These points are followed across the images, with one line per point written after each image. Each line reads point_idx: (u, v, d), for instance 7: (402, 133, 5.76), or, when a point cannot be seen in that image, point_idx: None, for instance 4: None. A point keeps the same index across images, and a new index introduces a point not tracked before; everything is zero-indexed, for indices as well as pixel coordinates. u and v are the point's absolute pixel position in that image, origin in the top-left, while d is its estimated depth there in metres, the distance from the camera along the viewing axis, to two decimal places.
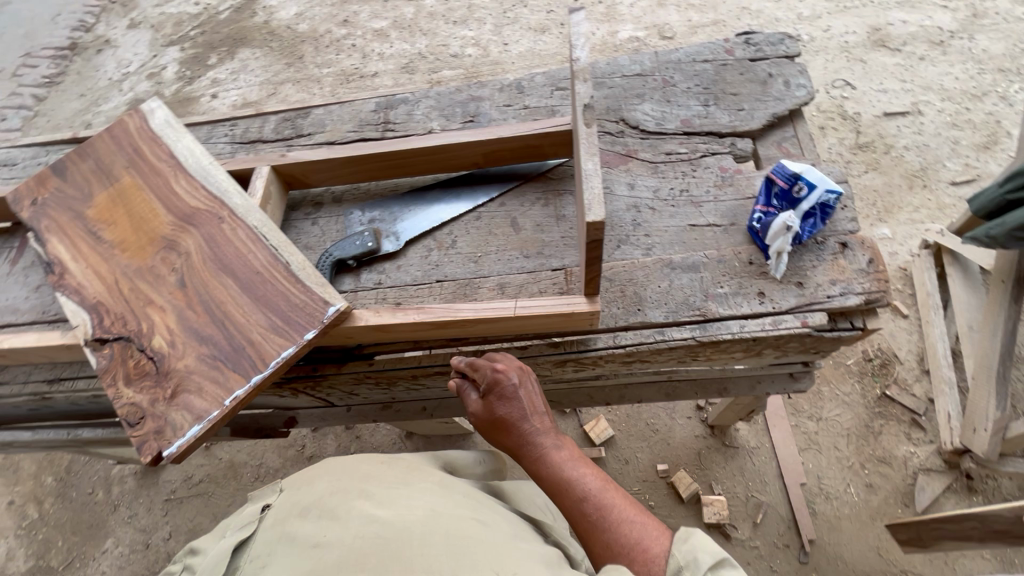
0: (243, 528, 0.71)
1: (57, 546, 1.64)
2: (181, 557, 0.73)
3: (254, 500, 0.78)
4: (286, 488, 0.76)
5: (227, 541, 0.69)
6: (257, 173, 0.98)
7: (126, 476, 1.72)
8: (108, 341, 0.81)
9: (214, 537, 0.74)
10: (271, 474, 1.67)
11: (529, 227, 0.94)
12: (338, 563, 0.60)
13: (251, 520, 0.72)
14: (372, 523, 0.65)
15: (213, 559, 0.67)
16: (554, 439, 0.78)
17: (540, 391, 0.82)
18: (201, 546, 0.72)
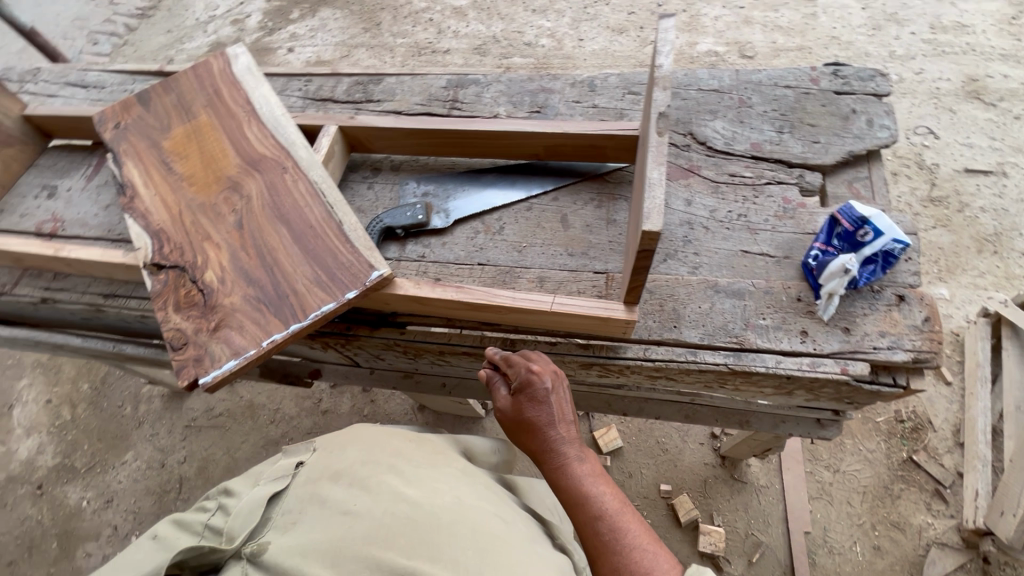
0: (277, 479, 0.75)
1: (83, 449, 1.75)
2: (214, 495, 0.77)
3: (286, 454, 0.82)
4: (321, 448, 0.81)
5: (261, 490, 0.73)
6: (323, 131, 1.00)
7: (154, 396, 1.82)
8: (164, 267, 0.85)
9: (247, 482, 0.78)
10: (286, 420, 1.74)
11: (577, 226, 0.94)
12: (368, 538, 0.64)
13: (285, 473, 0.77)
14: (401, 499, 0.68)
15: (248, 505, 0.72)
16: (578, 450, 0.79)
17: (571, 399, 0.82)
18: (235, 489, 0.76)
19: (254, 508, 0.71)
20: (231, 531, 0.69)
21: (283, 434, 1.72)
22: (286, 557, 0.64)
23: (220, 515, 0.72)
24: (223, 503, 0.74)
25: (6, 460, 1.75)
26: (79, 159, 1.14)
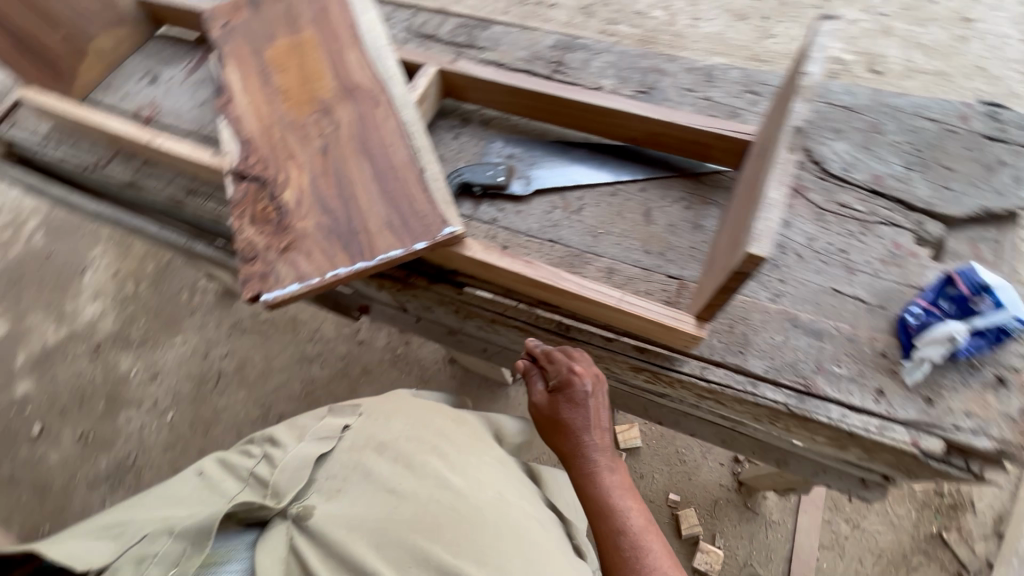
0: (321, 441, 0.85)
1: (139, 324, 1.87)
2: (261, 443, 0.89)
3: (330, 411, 0.92)
4: (365, 414, 0.90)
5: (307, 450, 0.84)
6: (422, 71, 0.97)
7: (209, 291, 1.91)
8: (247, 178, 0.86)
9: (292, 435, 0.89)
10: (323, 341, 1.80)
11: (660, 224, 0.89)
12: (413, 523, 0.74)
13: (329, 433, 0.87)
14: (448, 491, 0.77)
15: (295, 462, 0.82)
16: (609, 460, 0.82)
17: (608, 404, 0.83)
18: (281, 441, 0.88)
19: (300, 469, 0.82)
20: (276, 486, 0.80)
21: (318, 354, 1.78)
22: (332, 527, 0.76)
23: (266, 466, 0.84)
24: (269, 452, 0.86)
25: (72, 317, 1.89)
26: (183, 50, 1.15)
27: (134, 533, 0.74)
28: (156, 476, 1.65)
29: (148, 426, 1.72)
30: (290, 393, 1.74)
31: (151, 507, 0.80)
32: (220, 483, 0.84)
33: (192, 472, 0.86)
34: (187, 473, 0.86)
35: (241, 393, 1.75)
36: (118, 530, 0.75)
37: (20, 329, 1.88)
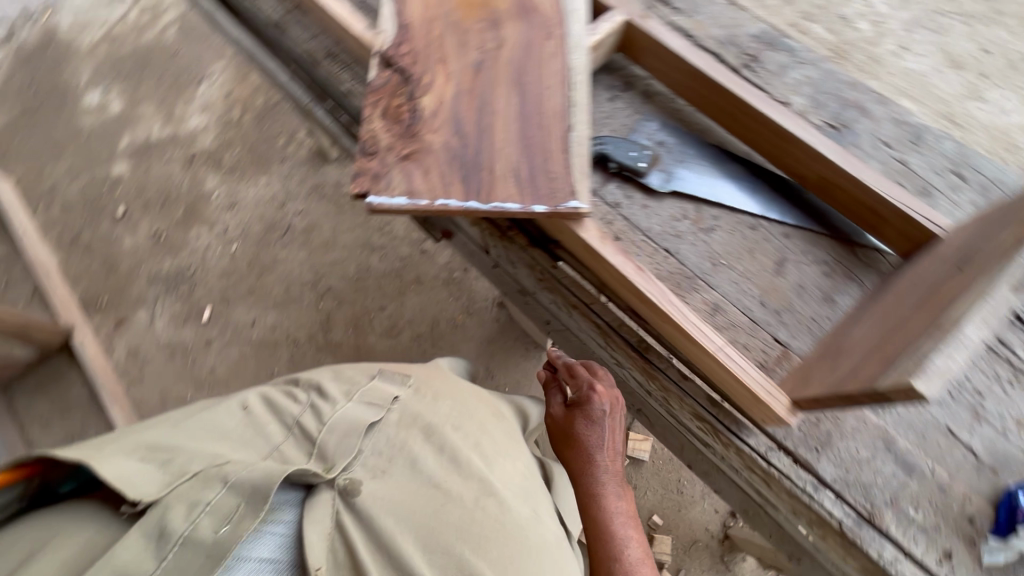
0: (372, 408, 0.78)
1: (233, 151, 1.92)
2: (308, 386, 0.82)
3: (380, 373, 0.84)
4: (417, 389, 0.82)
5: (356, 413, 0.77)
6: (608, 16, 0.86)
7: (304, 145, 1.92)
8: (392, 67, 0.80)
9: (342, 388, 0.81)
10: (390, 236, 1.80)
11: (789, 280, 0.80)
12: (462, 534, 0.68)
13: (379, 400, 0.80)
14: (493, 501, 0.71)
15: (345, 426, 0.75)
16: (616, 486, 0.84)
17: (621, 431, 0.87)
18: (330, 393, 0.80)
19: (350, 434, 0.75)
20: (325, 449, 0.73)
21: (382, 246, 1.80)
22: (376, 510, 0.70)
23: (313, 417, 0.77)
24: (315, 402, 0.79)
25: (178, 121, 1.95)
26: None
27: (185, 465, 0.67)
28: (206, 295, 1.75)
29: (213, 249, 1.80)
30: (345, 272, 1.77)
31: (196, 436, 0.72)
32: (263, 424, 0.77)
33: (235, 403, 0.79)
34: (230, 404, 0.79)
35: (302, 253, 1.80)
36: (168, 456, 0.68)
37: (132, 114, 1.97)
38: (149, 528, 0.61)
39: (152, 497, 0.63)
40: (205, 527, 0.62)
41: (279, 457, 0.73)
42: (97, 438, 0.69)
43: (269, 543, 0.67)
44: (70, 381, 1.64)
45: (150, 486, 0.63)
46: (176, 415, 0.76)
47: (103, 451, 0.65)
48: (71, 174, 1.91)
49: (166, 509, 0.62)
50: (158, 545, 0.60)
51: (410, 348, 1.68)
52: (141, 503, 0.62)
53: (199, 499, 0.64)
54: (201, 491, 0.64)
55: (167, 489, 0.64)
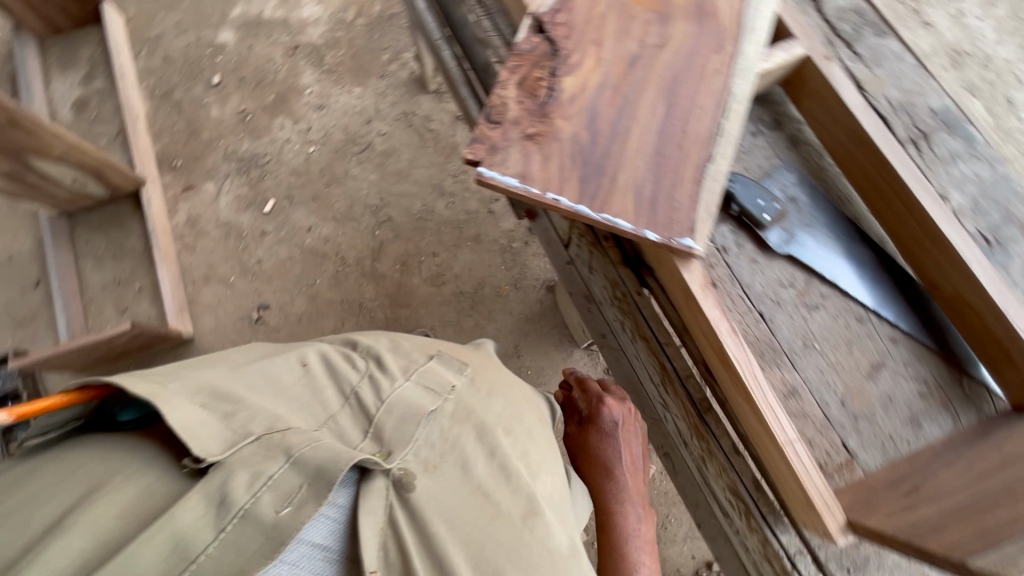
0: (428, 394, 0.75)
1: (337, 52, 1.87)
2: (368, 354, 0.79)
3: (437, 356, 0.82)
4: (470, 380, 0.80)
5: (414, 397, 0.74)
6: (785, 45, 0.77)
7: (406, 68, 1.86)
8: (542, 35, 0.74)
9: (399, 365, 0.79)
10: (463, 186, 1.76)
11: (878, 387, 0.73)
12: (513, 560, 0.63)
13: (438, 386, 0.77)
14: (541, 522, 0.68)
15: (405, 408, 0.72)
16: (634, 504, 0.87)
17: (639, 447, 0.90)
18: (389, 367, 0.77)
19: (409, 419, 0.72)
20: (381, 430, 0.71)
21: (452, 193, 1.76)
22: (432, 513, 0.65)
23: (370, 390, 0.75)
24: (374, 373, 0.76)
25: (293, 6, 1.91)
26: None
27: (246, 423, 0.63)
28: (273, 187, 1.76)
29: (291, 144, 1.80)
30: (409, 207, 1.75)
31: (256, 390, 0.69)
32: (320, 385, 0.74)
33: (294, 358, 0.76)
34: (289, 357, 0.76)
35: (374, 175, 1.78)
36: (230, 407, 0.64)
37: None
38: (209, 491, 0.55)
39: (215, 457, 0.57)
40: (266, 503, 0.55)
41: (334, 428, 0.71)
42: (158, 373, 0.65)
43: (317, 527, 0.60)
44: (129, 229, 1.69)
45: (213, 441, 0.59)
46: (234, 362, 0.74)
47: (166, 394, 0.60)
48: (178, 28, 1.90)
49: (228, 472, 0.56)
50: (218, 513, 0.53)
51: (449, 302, 1.67)
52: (206, 460, 0.57)
53: (258, 467, 0.57)
54: (262, 456, 0.59)
55: (229, 450, 0.59)
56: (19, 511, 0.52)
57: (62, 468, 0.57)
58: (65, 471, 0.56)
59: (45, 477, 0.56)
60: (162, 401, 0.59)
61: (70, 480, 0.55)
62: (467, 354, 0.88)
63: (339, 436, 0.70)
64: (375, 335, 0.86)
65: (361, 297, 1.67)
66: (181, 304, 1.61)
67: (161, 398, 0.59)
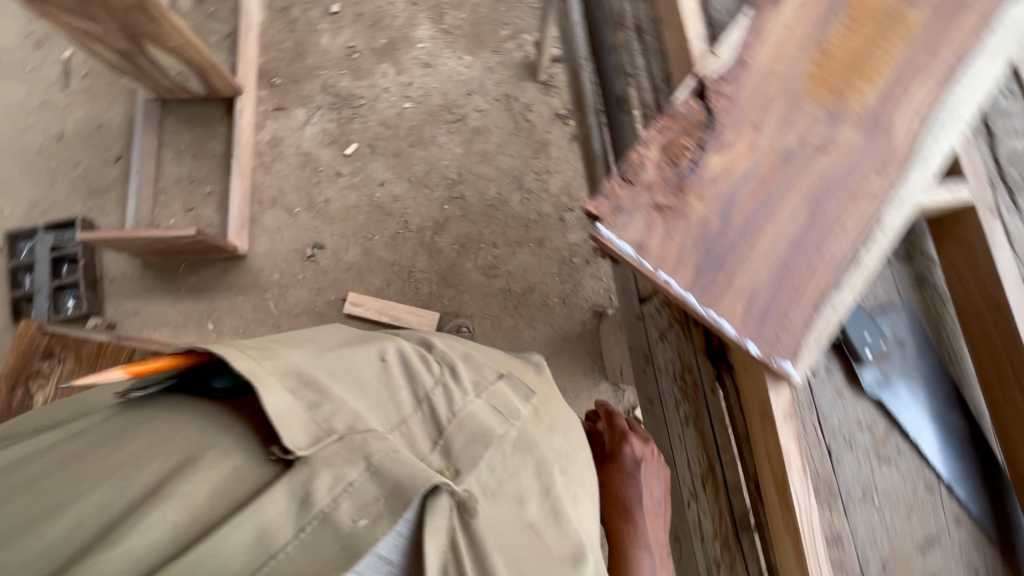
0: (496, 415, 0.75)
1: (458, 15, 1.83)
2: (443, 361, 0.80)
3: (507, 376, 0.83)
4: (535, 410, 0.81)
5: (484, 416, 0.74)
6: (953, 185, 0.70)
7: (521, 50, 1.81)
8: (703, 102, 0.69)
9: (471, 378, 0.79)
10: (542, 186, 1.73)
11: (924, 561, 0.70)
12: None
13: (506, 409, 0.77)
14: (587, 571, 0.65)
15: (475, 426, 0.72)
16: (652, 550, 0.81)
17: (662, 492, 0.85)
18: (463, 379, 0.78)
19: (478, 439, 0.71)
20: (451, 444, 0.71)
21: (529, 190, 1.73)
22: (491, 540, 0.62)
23: (443, 400, 0.75)
24: (449, 381, 0.77)
25: None
26: None
27: (330, 416, 0.64)
28: (360, 132, 1.75)
29: (388, 95, 1.78)
30: (484, 191, 1.73)
31: (339, 379, 0.72)
32: (396, 384, 0.75)
33: (375, 352, 0.78)
34: (371, 351, 0.78)
35: (458, 149, 1.75)
36: (316, 398, 0.66)
37: None
38: (294, 486, 0.55)
39: (303, 451, 0.58)
40: (344, 511, 0.55)
41: (406, 432, 0.71)
42: (253, 347, 0.69)
43: (388, 544, 0.59)
44: (214, 132, 1.71)
45: (299, 429, 0.60)
46: (326, 344, 0.78)
47: (263, 373, 0.64)
48: None
49: (312, 470, 0.57)
50: (299, 513, 0.54)
51: (495, 297, 1.66)
52: (293, 453, 0.58)
53: (340, 470, 0.58)
54: (345, 458, 0.59)
55: (315, 446, 0.60)
56: (123, 470, 0.55)
57: (162, 432, 0.59)
58: (166, 437, 0.59)
59: (146, 438, 0.58)
60: (262, 381, 0.62)
61: (170, 448, 0.57)
62: (532, 381, 0.89)
63: (409, 441, 0.70)
64: (450, 342, 0.88)
65: (413, 265, 1.67)
66: (244, 221, 1.64)
67: (261, 378, 0.63)
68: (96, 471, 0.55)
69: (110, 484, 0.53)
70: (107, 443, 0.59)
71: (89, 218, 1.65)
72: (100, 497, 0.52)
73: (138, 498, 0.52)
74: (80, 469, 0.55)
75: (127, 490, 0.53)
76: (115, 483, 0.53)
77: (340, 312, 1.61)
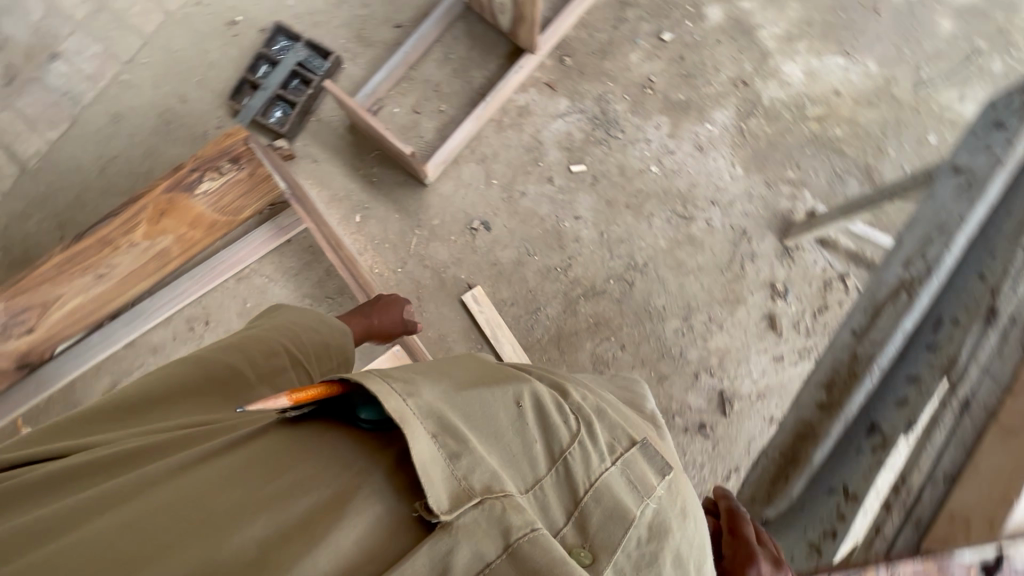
0: (634, 498, 0.62)
1: (763, 127, 1.68)
2: (579, 415, 0.67)
3: (643, 445, 0.71)
4: (669, 487, 0.67)
5: (621, 493, 0.61)
6: None
7: (790, 203, 1.63)
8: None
9: (606, 442, 0.67)
10: (704, 334, 1.58)
11: None
12: None
13: (642, 486, 0.64)
14: None
15: (613, 513, 0.59)
16: None
17: None
18: (598, 440, 0.66)
19: (616, 516, 0.59)
20: (587, 521, 0.58)
21: (691, 327, 1.59)
22: None
23: (580, 463, 0.62)
24: (586, 446, 0.64)
25: (782, 57, 1.71)
26: None
27: (470, 473, 0.53)
28: (596, 159, 1.66)
29: (645, 147, 1.66)
30: (653, 295, 1.60)
31: (473, 424, 0.59)
32: (531, 435, 0.62)
33: (511, 393, 0.64)
34: (507, 391, 0.63)
35: (663, 242, 1.62)
36: (456, 446, 0.54)
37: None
38: (437, 553, 0.48)
39: (446, 516, 0.49)
40: None
41: (540, 499, 0.58)
42: (399, 374, 0.59)
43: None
44: (486, 67, 1.69)
45: (441, 486, 0.51)
46: (453, 374, 0.65)
47: (410, 423, 0.53)
48: None
49: (454, 544, 0.48)
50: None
51: None
52: (436, 518, 0.49)
53: (480, 544, 0.49)
54: (488, 528, 0.50)
55: (460, 510, 0.50)
56: (274, 504, 0.51)
57: (311, 464, 0.55)
58: (316, 472, 0.54)
59: (296, 468, 0.54)
60: (410, 431, 0.52)
61: (319, 485, 0.53)
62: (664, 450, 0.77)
63: (543, 512, 0.58)
64: (584, 391, 0.77)
65: (544, 306, 1.60)
66: (448, 161, 1.63)
67: (410, 427, 0.53)
68: (249, 497, 0.51)
69: (263, 516, 0.49)
70: (254, 463, 0.55)
71: (341, 57, 1.68)
72: (254, 528, 0.48)
73: (287, 536, 0.47)
74: (231, 493, 0.52)
75: (278, 527, 0.48)
76: (269, 517, 0.49)
77: (457, 295, 1.60)
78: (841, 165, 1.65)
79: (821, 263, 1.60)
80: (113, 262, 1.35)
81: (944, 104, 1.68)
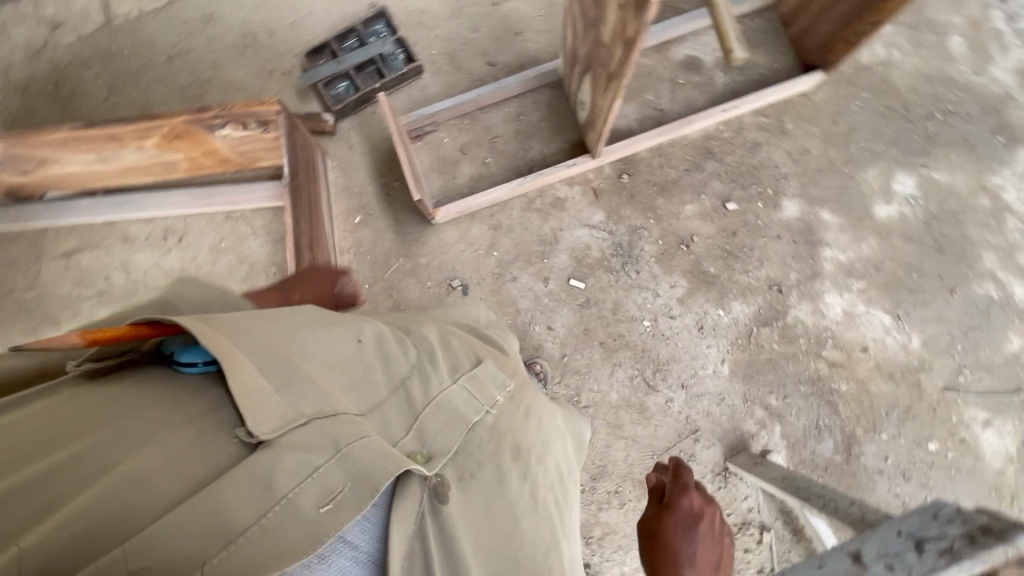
0: (469, 403, 0.82)
1: (772, 342, 1.57)
2: (416, 348, 0.86)
3: (484, 364, 0.90)
4: (510, 398, 0.90)
5: (461, 403, 0.81)
6: None
7: (754, 428, 1.53)
8: None
9: (449, 365, 0.86)
10: (602, 504, 1.51)
11: None
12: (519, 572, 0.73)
13: (482, 396, 0.85)
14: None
15: (444, 426, 0.77)
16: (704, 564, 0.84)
17: (717, 540, 0.88)
18: (440, 365, 0.85)
19: (453, 424, 0.78)
20: (425, 428, 0.76)
21: (593, 491, 1.51)
22: (460, 519, 0.71)
23: (421, 385, 0.81)
24: (426, 373, 0.82)
25: (831, 286, 1.59)
26: None
27: (298, 399, 0.63)
28: (598, 285, 1.60)
29: (649, 299, 1.59)
30: None
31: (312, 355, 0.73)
32: (371, 366, 0.79)
33: (352, 334, 0.81)
34: (348, 333, 0.81)
35: (614, 396, 1.55)
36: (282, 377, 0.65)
37: (861, 228, 1.62)
38: (259, 470, 0.56)
39: (267, 436, 0.58)
40: (307, 499, 0.56)
41: (380, 418, 0.74)
42: (222, 327, 0.66)
43: (359, 526, 0.63)
44: (546, 146, 1.65)
45: (262, 414, 0.59)
46: (291, 317, 0.79)
47: (236, 358, 0.62)
48: (799, 152, 1.65)
49: (278, 456, 0.58)
50: (263, 497, 0.55)
51: None
52: (257, 438, 0.58)
53: (309, 456, 0.59)
54: (317, 442, 0.61)
55: (284, 429, 0.60)
56: (67, 438, 0.53)
57: (116, 405, 0.58)
58: (120, 409, 0.58)
59: (97, 406, 0.57)
60: (230, 365, 0.60)
61: (124, 421, 0.57)
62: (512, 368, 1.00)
63: (383, 426, 0.74)
64: (432, 326, 0.96)
65: None
66: (461, 212, 1.59)
67: (231, 363, 0.61)
68: (37, 436, 0.53)
69: (57, 447, 0.52)
70: (53, 405, 0.57)
71: (423, 67, 1.67)
72: (46, 466, 0.50)
73: (87, 467, 0.51)
74: (19, 432, 0.53)
75: (69, 460, 0.51)
76: (59, 452, 0.52)
77: None
78: (826, 419, 1.54)
79: (751, 501, 1.50)
80: (119, 154, 1.42)
81: (965, 419, 1.53)
